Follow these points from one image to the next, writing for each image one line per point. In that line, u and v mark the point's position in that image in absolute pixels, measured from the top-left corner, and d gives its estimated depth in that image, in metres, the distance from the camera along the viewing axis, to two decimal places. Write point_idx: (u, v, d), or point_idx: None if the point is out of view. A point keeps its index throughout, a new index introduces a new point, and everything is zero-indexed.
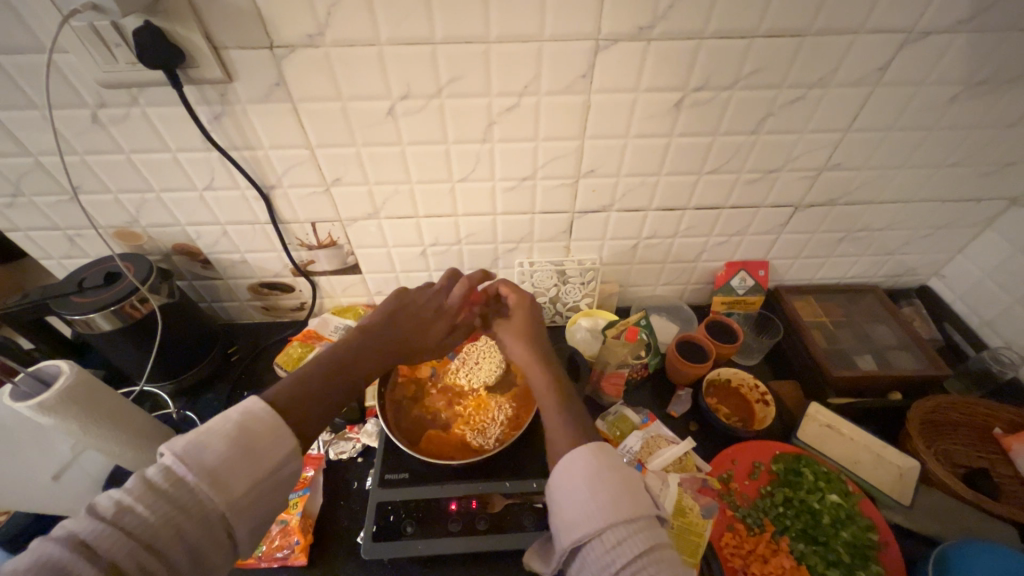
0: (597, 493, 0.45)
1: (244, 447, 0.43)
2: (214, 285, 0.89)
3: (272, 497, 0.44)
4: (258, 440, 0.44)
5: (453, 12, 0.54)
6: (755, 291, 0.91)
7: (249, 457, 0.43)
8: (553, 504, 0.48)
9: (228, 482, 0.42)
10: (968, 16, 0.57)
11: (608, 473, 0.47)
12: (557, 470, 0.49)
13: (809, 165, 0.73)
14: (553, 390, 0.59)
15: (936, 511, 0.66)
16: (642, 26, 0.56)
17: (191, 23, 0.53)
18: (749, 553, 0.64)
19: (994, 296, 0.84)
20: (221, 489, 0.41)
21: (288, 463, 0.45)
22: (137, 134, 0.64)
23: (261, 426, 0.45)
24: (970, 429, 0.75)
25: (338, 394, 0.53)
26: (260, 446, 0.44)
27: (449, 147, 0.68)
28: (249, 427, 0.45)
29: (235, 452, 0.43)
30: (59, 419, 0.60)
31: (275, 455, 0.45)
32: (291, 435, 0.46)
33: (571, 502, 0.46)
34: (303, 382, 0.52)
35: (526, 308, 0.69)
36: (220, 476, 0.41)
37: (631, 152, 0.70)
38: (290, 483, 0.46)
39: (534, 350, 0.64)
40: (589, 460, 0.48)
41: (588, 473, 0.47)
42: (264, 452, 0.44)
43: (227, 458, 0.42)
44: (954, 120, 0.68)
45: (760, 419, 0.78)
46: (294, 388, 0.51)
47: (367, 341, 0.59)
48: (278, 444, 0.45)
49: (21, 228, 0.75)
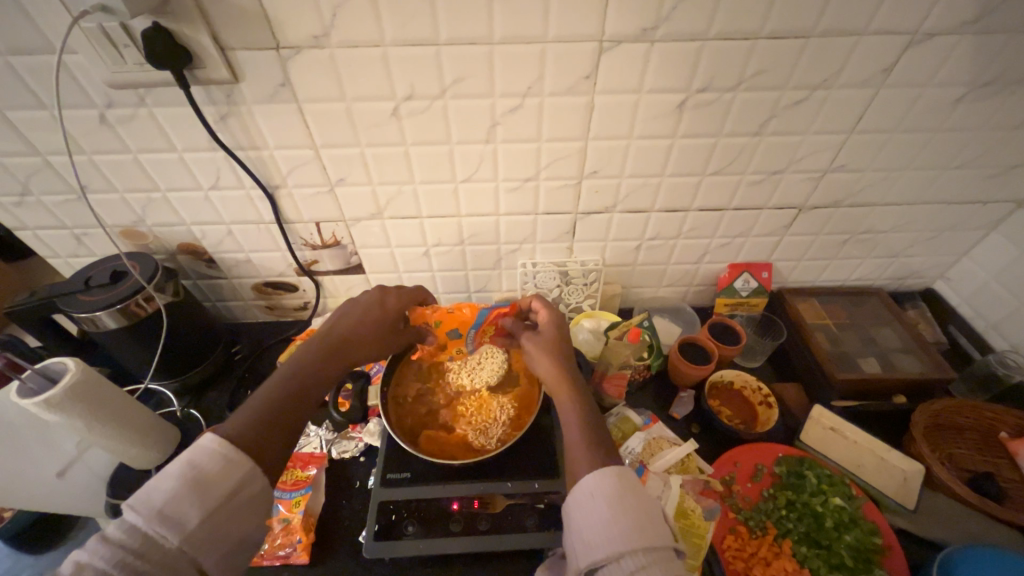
0: (619, 518, 0.45)
1: (192, 481, 0.44)
2: (219, 284, 0.89)
3: (236, 523, 0.45)
4: (207, 473, 0.45)
5: (456, 14, 0.54)
6: (758, 293, 0.90)
7: (198, 490, 0.44)
8: (571, 520, 0.48)
9: (181, 517, 0.43)
10: (973, 18, 0.57)
11: (631, 499, 0.47)
12: (578, 489, 0.49)
13: (813, 166, 0.72)
14: (575, 406, 0.58)
15: (941, 515, 0.66)
16: (645, 27, 0.56)
17: (199, 24, 0.54)
18: (751, 556, 0.64)
19: (1001, 299, 0.83)
20: (176, 526, 0.42)
21: (249, 483, 0.47)
22: (144, 133, 0.65)
23: (206, 458, 0.46)
24: (974, 432, 0.75)
25: (297, 412, 0.54)
26: (209, 478, 0.45)
27: (452, 147, 0.68)
28: (197, 463, 0.46)
29: (182, 488, 0.44)
30: (66, 416, 0.61)
31: (228, 481, 0.46)
32: (245, 457, 0.47)
33: (591, 523, 0.46)
34: (267, 403, 0.53)
35: (556, 325, 0.68)
36: (170, 514, 0.42)
37: (634, 154, 0.70)
38: (254, 504, 0.47)
39: (559, 365, 0.63)
40: (614, 483, 0.48)
41: (611, 497, 0.47)
42: (216, 480, 0.45)
43: (175, 496, 0.43)
44: (959, 123, 0.67)
45: (763, 421, 0.78)
46: (259, 409, 0.52)
47: (326, 353, 0.60)
48: (229, 471, 0.46)
49: (29, 227, 0.76)
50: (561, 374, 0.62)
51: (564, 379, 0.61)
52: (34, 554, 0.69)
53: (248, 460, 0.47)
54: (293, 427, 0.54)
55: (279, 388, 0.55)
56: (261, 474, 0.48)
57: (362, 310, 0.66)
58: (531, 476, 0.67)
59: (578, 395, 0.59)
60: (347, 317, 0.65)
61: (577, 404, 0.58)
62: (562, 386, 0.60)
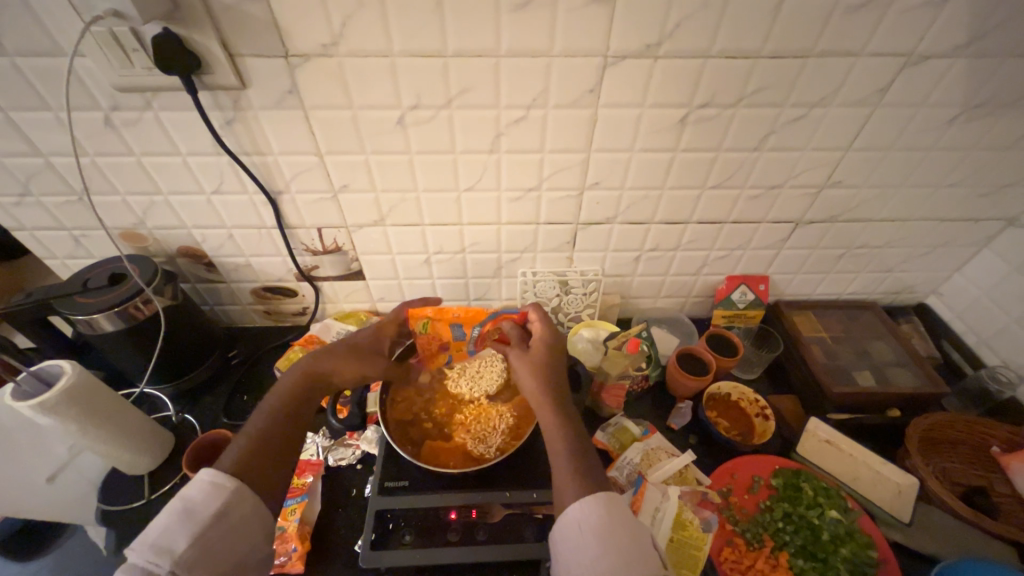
0: (608, 554, 0.46)
1: (180, 511, 0.47)
2: (217, 288, 0.89)
3: (226, 545, 0.47)
4: (194, 503, 0.48)
5: (464, 25, 0.55)
6: (755, 305, 0.91)
7: (185, 518, 0.47)
8: (557, 551, 0.49)
9: (172, 544, 0.45)
10: (965, 42, 0.58)
11: (621, 533, 0.47)
12: (565, 520, 0.49)
13: (810, 182, 0.74)
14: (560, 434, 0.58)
15: (934, 529, 0.66)
16: (649, 44, 0.58)
17: (209, 31, 0.54)
18: (748, 568, 0.65)
19: (993, 315, 0.84)
20: (167, 553, 0.45)
21: (239, 508, 0.49)
22: (149, 136, 0.65)
23: (193, 490, 0.49)
24: (967, 446, 0.76)
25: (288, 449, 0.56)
26: (197, 506, 0.48)
27: (457, 157, 0.69)
28: (187, 495, 0.49)
29: (172, 521, 0.47)
30: (59, 419, 0.60)
31: (212, 505, 0.48)
32: (231, 481, 0.50)
33: (577, 557, 0.47)
34: (262, 440, 0.55)
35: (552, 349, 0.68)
36: (162, 544, 0.45)
37: (636, 167, 0.71)
38: (244, 525, 0.49)
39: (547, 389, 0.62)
40: (600, 516, 0.48)
41: (599, 531, 0.47)
42: (202, 506, 0.48)
43: (166, 527, 0.46)
44: (951, 142, 0.69)
45: (761, 432, 0.78)
46: (255, 446, 0.55)
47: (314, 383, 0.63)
48: (214, 495, 0.49)
49: (27, 228, 0.76)
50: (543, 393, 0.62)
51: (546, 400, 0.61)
52: (21, 561, 0.68)
53: (236, 484, 0.50)
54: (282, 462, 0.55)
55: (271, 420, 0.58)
56: (248, 494, 0.51)
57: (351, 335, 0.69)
58: (530, 486, 0.67)
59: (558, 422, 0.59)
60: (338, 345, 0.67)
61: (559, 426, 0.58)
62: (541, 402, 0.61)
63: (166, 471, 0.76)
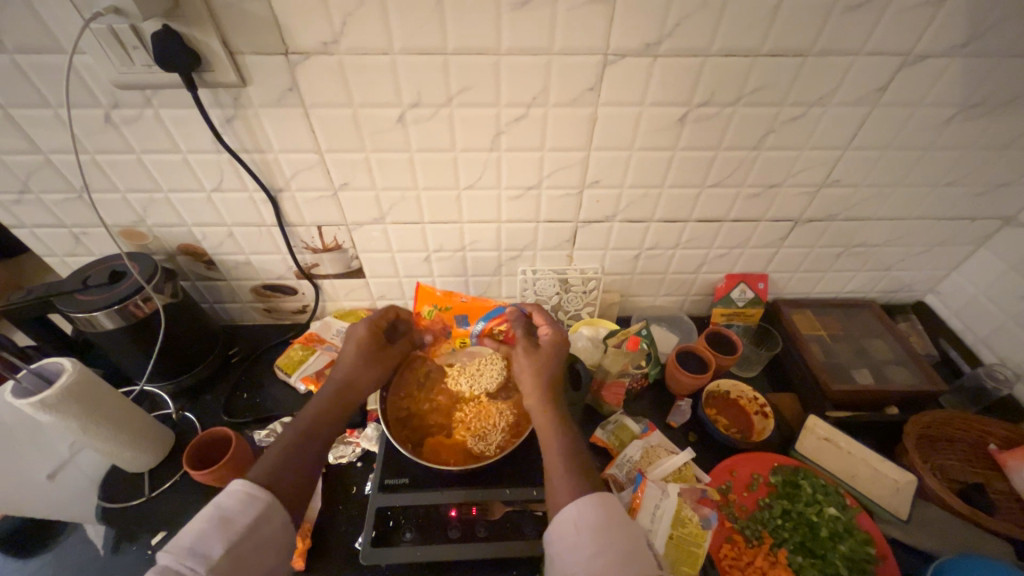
0: (604, 551, 0.46)
1: (217, 517, 0.47)
2: (217, 286, 0.89)
3: (259, 556, 0.46)
4: (230, 510, 0.48)
5: (464, 23, 0.55)
6: (755, 303, 0.91)
7: (222, 524, 0.46)
8: (554, 548, 0.49)
9: (207, 551, 0.44)
10: (963, 41, 0.59)
11: (619, 530, 0.47)
12: (560, 520, 0.49)
13: (809, 180, 0.74)
14: (570, 440, 0.58)
15: (932, 525, 0.67)
16: (649, 42, 0.58)
17: (209, 28, 0.54)
18: (747, 564, 0.65)
19: (990, 314, 0.85)
20: (203, 559, 0.44)
21: (267, 518, 0.49)
22: (148, 134, 0.65)
23: (231, 499, 0.49)
24: (963, 444, 0.76)
25: (306, 460, 0.56)
26: (231, 514, 0.47)
27: (457, 156, 0.69)
28: (222, 502, 0.48)
29: (208, 526, 0.46)
30: (60, 417, 0.60)
31: (249, 514, 0.48)
32: (266, 493, 0.50)
33: (575, 555, 0.47)
34: (280, 452, 0.56)
35: (553, 348, 0.67)
36: (197, 549, 0.44)
37: (635, 166, 0.71)
38: (275, 537, 0.49)
39: (552, 395, 0.63)
40: (596, 513, 0.48)
41: (595, 528, 0.47)
42: (239, 515, 0.48)
43: (203, 532, 0.45)
44: (949, 141, 0.69)
45: (760, 430, 0.79)
46: (272, 459, 0.55)
47: (324, 395, 0.64)
48: (250, 505, 0.49)
49: (26, 225, 0.76)
50: (548, 399, 0.62)
51: (552, 405, 0.61)
52: (20, 558, 0.67)
53: (266, 494, 0.50)
54: (301, 470, 0.55)
55: (288, 435, 0.58)
56: (279, 507, 0.50)
57: (354, 344, 0.69)
58: (530, 483, 0.67)
59: (564, 429, 0.59)
60: (343, 358, 0.68)
61: (568, 434, 0.59)
62: (546, 407, 0.61)
63: (166, 468, 0.76)
